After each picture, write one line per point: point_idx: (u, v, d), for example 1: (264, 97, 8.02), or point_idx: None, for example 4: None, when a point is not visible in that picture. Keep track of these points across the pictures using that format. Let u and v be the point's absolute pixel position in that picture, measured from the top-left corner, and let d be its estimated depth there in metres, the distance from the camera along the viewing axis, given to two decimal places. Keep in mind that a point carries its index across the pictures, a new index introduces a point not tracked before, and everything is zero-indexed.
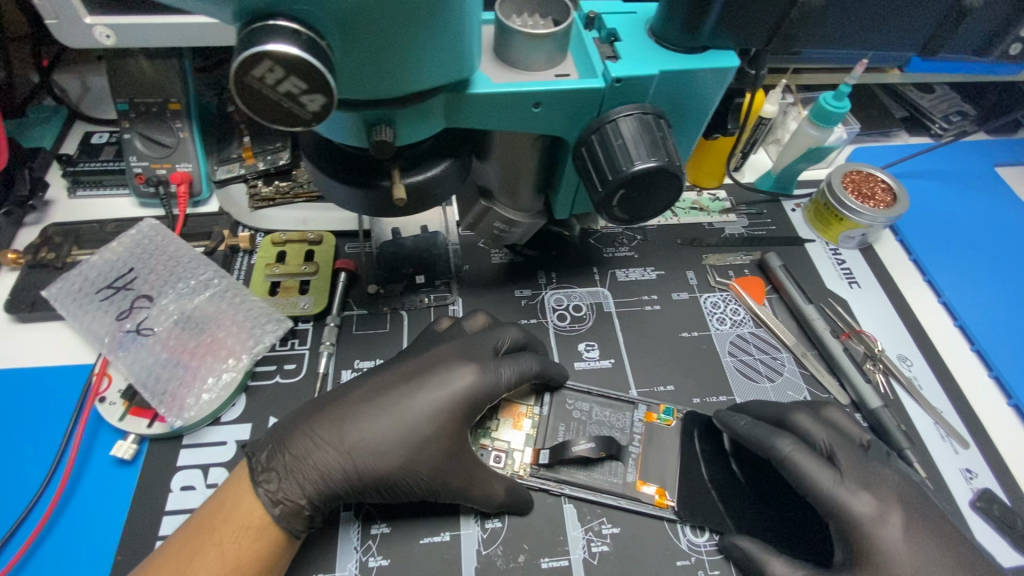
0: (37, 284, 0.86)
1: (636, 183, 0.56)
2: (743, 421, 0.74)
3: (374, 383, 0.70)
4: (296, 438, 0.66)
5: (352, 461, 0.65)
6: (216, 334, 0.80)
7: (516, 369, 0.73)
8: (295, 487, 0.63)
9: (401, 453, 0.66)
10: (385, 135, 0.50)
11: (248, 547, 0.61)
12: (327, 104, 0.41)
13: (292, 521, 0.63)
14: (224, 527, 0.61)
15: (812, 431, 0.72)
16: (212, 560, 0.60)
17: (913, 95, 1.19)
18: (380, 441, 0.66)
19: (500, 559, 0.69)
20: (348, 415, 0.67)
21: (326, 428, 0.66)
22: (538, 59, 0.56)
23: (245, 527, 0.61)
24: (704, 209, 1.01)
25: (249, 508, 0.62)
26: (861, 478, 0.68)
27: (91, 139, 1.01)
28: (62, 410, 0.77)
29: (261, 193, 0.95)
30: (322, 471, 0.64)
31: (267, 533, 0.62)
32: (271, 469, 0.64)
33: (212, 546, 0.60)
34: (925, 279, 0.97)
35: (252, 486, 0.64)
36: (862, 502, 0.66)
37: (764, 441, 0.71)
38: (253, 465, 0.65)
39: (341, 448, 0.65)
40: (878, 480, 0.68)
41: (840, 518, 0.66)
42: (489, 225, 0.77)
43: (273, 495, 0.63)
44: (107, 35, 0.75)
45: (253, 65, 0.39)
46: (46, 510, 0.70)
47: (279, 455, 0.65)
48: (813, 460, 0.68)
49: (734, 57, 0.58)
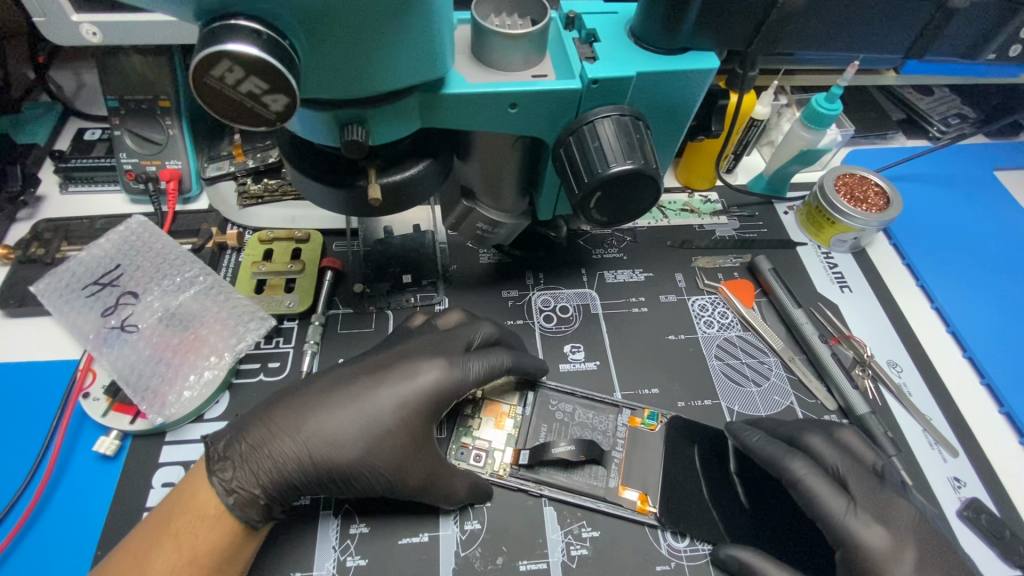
0: (25, 280, 0.86)
1: (612, 186, 0.55)
2: (755, 437, 0.73)
3: (339, 374, 0.69)
4: (252, 428, 0.65)
5: (307, 450, 0.64)
6: (199, 331, 0.80)
7: (486, 364, 0.72)
8: (248, 476, 0.62)
9: (359, 444, 0.65)
10: (358, 135, 0.50)
11: (204, 537, 0.60)
12: (291, 104, 0.41)
13: (246, 511, 0.61)
14: (180, 517, 0.60)
15: (824, 453, 0.71)
16: (167, 551, 0.59)
17: (910, 97, 1.17)
18: (338, 431, 0.65)
19: (478, 561, 0.69)
20: (309, 405, 0.66)
21: (285, 418, 0.65)
22: (515, 59, 0.55)
23: (202, 517, 0.60)
24: (695, 211, 1.00)
25: (204, 498, 0.61)
26: (870, 507, 0.66)
27: (84, 136, 1.02)
28: (46, 405, 0.78)
29: (250, 191, 0.95)
30: (276, 461, 0.63)
31: (223, 523, 0.61)
32: (227, 458, 0.63)
33: (168, 537, 0.59)
34: (918, 284, 0.96)
35: (206, 475, 0.62)
36: (875, 536, 0.64)
37: (777, 461, 0.70)
38: (210, 453, 0.63)
39: (297, 437, 0.64)
40: (893, 513, 0.66)
41: (848, 548, 0.64)
42: (472, 225, 0.76)
43: (226, 484, 0.61)
44: (93, 33, 0.75)
45: (212, 64, 0.38)
46: (28, 505, 0.70)
47: (235, 444, 0.64)
48: (826, 485, 0.67)
49: (715, 58, 0.57)
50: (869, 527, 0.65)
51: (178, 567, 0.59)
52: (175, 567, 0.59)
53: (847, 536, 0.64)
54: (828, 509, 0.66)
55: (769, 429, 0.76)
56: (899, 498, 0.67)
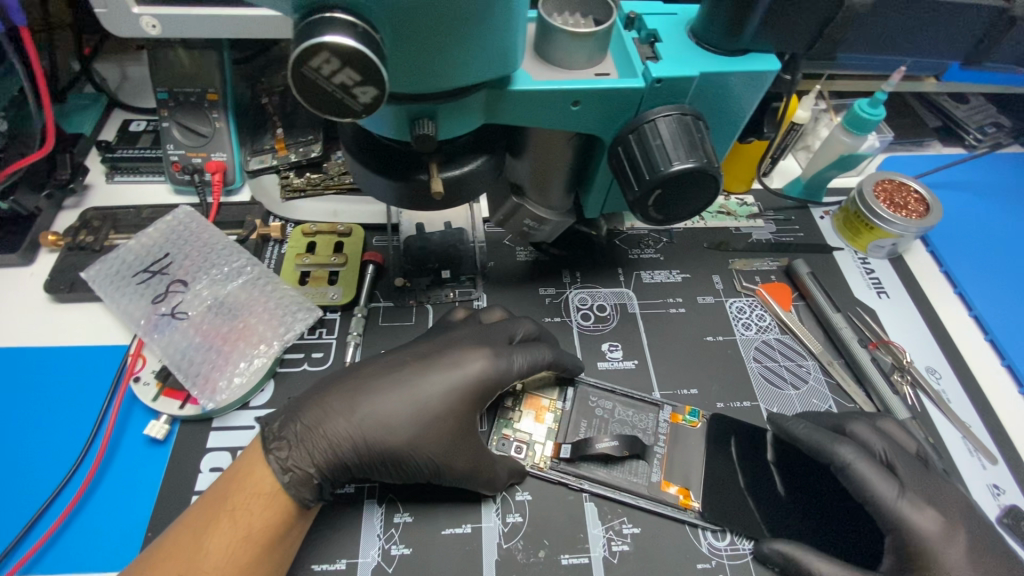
0: (75, 266, 0.88)
1: (672, 184, 0.56)
2: (801, 425, 0.74)
3: (389, 360, 0.70)
4: (307, 409, 0.66)
5: (361, 431, 0.65)
6: (247, 320, 0.82)
7: (529, 358, 0.73)
8: (304, 455, 0.63)
9: (409, 428, 0.66)
10: (428, 129, 0.51)
11: (259, 515, 0.61)
12: (379, 96, 0.42)
13: (300, 490, 0.63)
14: (235, 494, 0.61)
15: (872, 442, 0.72)
16: (222, 528, 0.60)
17: (948, 104, 1.16)
18: (390, 413, 0.66)
19: (521, 553, 0.69)
20: (361, 387, 0.67)
21: (338, 400, 0.66)
22: (579, 58, 0.56)
23: (256, 494, 0.62)
24: (731, 214, 1.01)
25: (259, 477, 0.62)
26: (921, 496, 0.68)
27: (130, 127, 1.04)
28: (97, 388, 0.79)
29: (292, 184, 0.97)
30: (331, 441, 0.64)
31: (277, 502, 0.62)
32: (282, 437, 0.64)
33: (225, 514, 0.60)
34: (955, 291, 0.96)
35: (263, 454, 0.64)
36: (927, 519, 0.66)
37: (825, 447, 0.71)
38: (265, 433, 0.65)
39: (352, 419, 0.65)
40: (939, 497, 0.68)
41: (900, 534, 0.66)
42: (519, 221, 0.77)
43: (283, 463, 0.63)
44: (152, 25, 0.77)
45: (311, 55, 0.40)
46: (80, 486, 0.72)
47: (290, 425, 0.65)
48: (875, 470, 0.68)
49: (775, 61, 0.58)
50: (924, 510, 0.66)
51: (233, 544, 0.60)
52: (230, 544, 0.60)
53: (899, 522, 0.66)
54: (882, 494, 0.67)
55: (816, 420, 0.78)
56: (950, 482, 0.70)
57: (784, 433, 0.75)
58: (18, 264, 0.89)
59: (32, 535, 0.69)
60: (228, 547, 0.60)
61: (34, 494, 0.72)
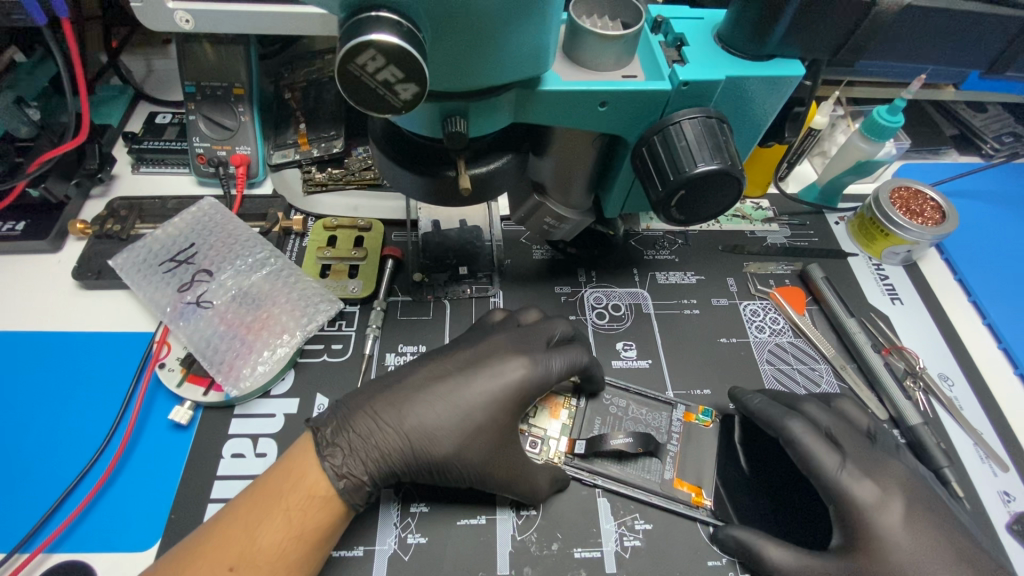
0: (103, 254, 0.90)
1: (696, 185, 0.57)
2: (757, 400, 0.76)
3: (432, 370, 0.72)
4: (359, 418, 0.67)
5: (409, 442, 0.67)
6: (270, 310, 0.84)
7: (567, 361, 0.74)
8: (359, 463, 0.65)
9: (455, 439, 0.67)
10: (459, 127, 0.52)
11: (313, 516, 0.62)
12: (419, 93, 0.44)
13: (354, 496, 0.64)
14: (290, 494, 0.62)
15: (818, 418, 0.74)
16: (276, 525, 0.61)
17: (964, 113, 1.17)
18: (438, 424, 0.68)
19: (534, 546, 0.70)
20: (407, 398, 0.69)
21: (386, 410, 0.68)
22: (607, 59, 0.57)
23: (311, 497, 0.62)
24: (747, 217, 1.01)
25: (314, 479, 0.63)
26: (870, 467, 0.69)
27: (156, 119, 1.06)
28: (123, 373, 0.81)
29: (315, 178, 0.98)
30: (382, 451, 0.66)
31: (331, 505, 0.63)
32: (336, 444, 0.65)
33: (280, 512, 0.61)
34: (970, 300, 0.96)
35: (316, 458, 0.64)
36: (866, 490, 0.68)
37: (776, 420, 0.72)
38: (319, 438, 0.65)
39: (400, 430, 0.67)
40: (888, 470, 0.70)
41: (840, 503, 0.67)
42: (540, 220, 0.78)
43: (338, 470, 0.64)
44: (186, 20, 0.78)
45: (358, 53, 0.41)
46: (106, 469, 0.74)
47: (343, 432, 0.66)
48: (821, 443, 0.70)
49: (800, 66, 0.60)
50: (871, 485, 0.68)
51: (285, 541, 0.61)
52: (282, 541, 0.60)
53: (842, 494, 0.67)
54: (824, 463, 0.69)
55: (772, 395, 0.80)
56: (891, 459, 0.71)
57: (742, 409, 0.77)
58: (47, 251, 0.91)
59: (59, 515, 0.71)
60: (280, 544, 0.60)
61: (61, 474, 0.74)
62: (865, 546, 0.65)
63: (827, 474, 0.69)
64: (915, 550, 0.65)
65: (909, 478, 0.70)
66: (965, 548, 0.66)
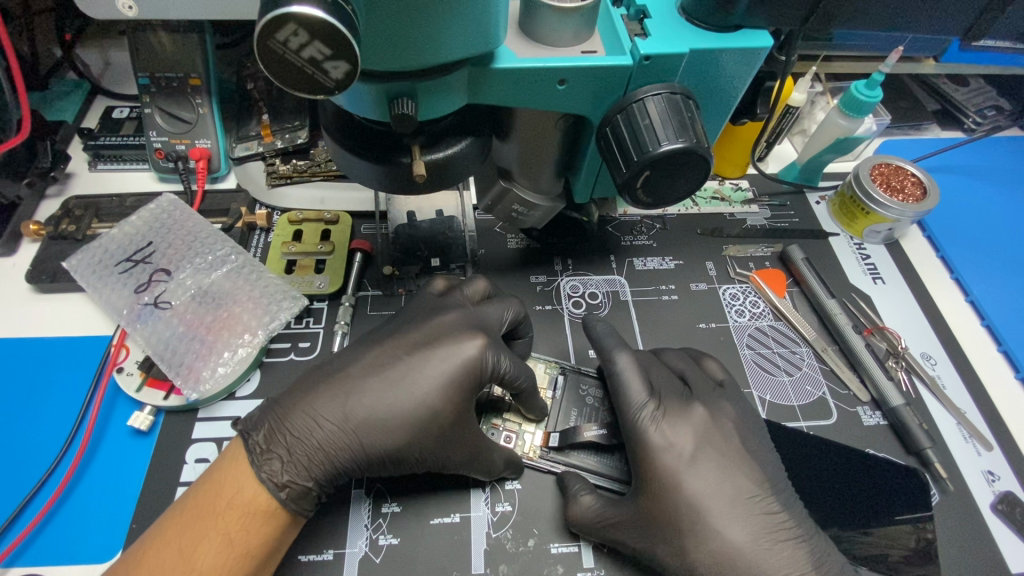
0: (57, 256, 0.86)
1: (661, 165, 0.55)
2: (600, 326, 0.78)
3: (378, 356, 0.68)
4: (293, 416, 0.64)
5: (357, 438, 0.64)
6: (232, 309, 0.81)
7: None
8: (300, 470, 0.62)
9: (405, 430, 0.65)
10: (407, 109, 0.48)
11: (256, 533, 0.59)
12: (351, 72, 0.41)
13: (300, 504, 0.61)
14: (227, 513, 0.59)
15: None
16: (215, 547, 0.58)
17: (947, 88, 1.14)
18: (386, 417, 0.65)
19: (509, 542, 0.68)
20: (351, 389, 0.65)
21: (328, 406, 0.64)
22: (565, 34, 0.54)
23: (251, 513, 0.59)
24: (725, 199, 0.99)
25: (252, 491, 0.60)
26: (670, 412, 0.70)
27: (113, 114, 1.01)
28: (81, 379, 0.78)
29: (279, 171, 0.94)
30: (326, 451, 0.63)
31: (275, 517, 0.60)
32: (271, 451, 0.62)
33: (216, 533, 0.58)
34: (952, 277, 0.95)
35: (250, 467, 0.61)
36: (657, 433, 0.69)
37: (606, 352, 0.75)
38: (251, 444, 0.62)
39: (346, 427, 0.64)
40: (689, 416, 0.70)
41: None
42: (507, 207, 0.75)
43: (277, 480, 0.60)
44: (129, 6, 0.73)
45: (278, 28, 0.38)
46: (64, 478, 0.71)
47: (276, 437, 0.63)
48: (632, 380, 0.72)
49: (767, 36, 0.57)
50: (665, 429, 0.69)
51: (230, 560, 0.58)
52: (226, 561, 0.58)
53: (634, 433, 0.69)
54: (628, 401, 0.71)
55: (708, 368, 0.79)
56: (692, 404, 0.71)
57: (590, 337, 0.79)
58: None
59: (14, 528, 0.68)
60: (224, 565, 0.58)
61: (16, 485, 0.71)
62: (743, 525, 0.64)
63: (629, 415, 0.70)
64: (702, 491, 0.66)
65: (710, 422, 0.70)
66: (750, 489, 0.66)
